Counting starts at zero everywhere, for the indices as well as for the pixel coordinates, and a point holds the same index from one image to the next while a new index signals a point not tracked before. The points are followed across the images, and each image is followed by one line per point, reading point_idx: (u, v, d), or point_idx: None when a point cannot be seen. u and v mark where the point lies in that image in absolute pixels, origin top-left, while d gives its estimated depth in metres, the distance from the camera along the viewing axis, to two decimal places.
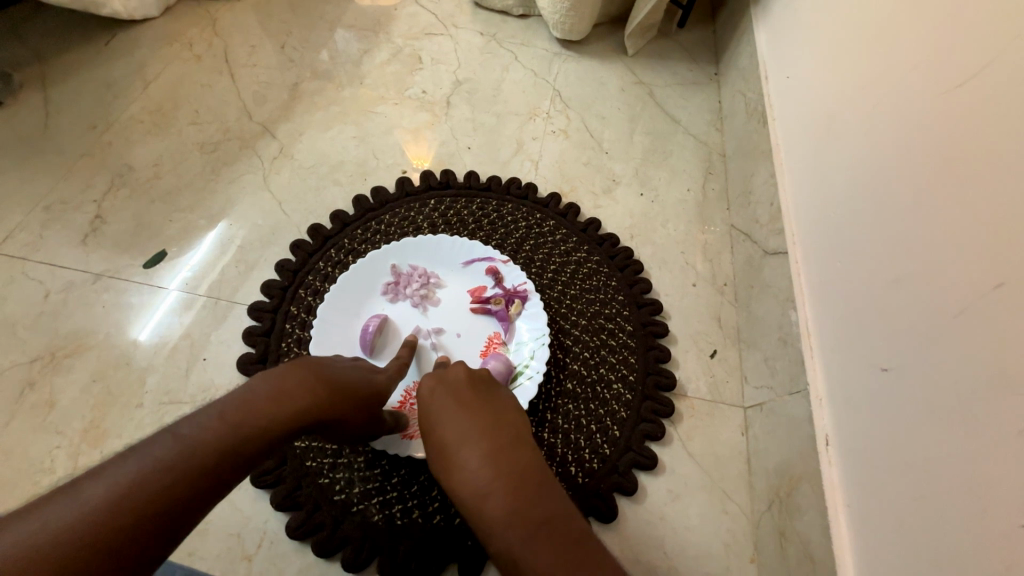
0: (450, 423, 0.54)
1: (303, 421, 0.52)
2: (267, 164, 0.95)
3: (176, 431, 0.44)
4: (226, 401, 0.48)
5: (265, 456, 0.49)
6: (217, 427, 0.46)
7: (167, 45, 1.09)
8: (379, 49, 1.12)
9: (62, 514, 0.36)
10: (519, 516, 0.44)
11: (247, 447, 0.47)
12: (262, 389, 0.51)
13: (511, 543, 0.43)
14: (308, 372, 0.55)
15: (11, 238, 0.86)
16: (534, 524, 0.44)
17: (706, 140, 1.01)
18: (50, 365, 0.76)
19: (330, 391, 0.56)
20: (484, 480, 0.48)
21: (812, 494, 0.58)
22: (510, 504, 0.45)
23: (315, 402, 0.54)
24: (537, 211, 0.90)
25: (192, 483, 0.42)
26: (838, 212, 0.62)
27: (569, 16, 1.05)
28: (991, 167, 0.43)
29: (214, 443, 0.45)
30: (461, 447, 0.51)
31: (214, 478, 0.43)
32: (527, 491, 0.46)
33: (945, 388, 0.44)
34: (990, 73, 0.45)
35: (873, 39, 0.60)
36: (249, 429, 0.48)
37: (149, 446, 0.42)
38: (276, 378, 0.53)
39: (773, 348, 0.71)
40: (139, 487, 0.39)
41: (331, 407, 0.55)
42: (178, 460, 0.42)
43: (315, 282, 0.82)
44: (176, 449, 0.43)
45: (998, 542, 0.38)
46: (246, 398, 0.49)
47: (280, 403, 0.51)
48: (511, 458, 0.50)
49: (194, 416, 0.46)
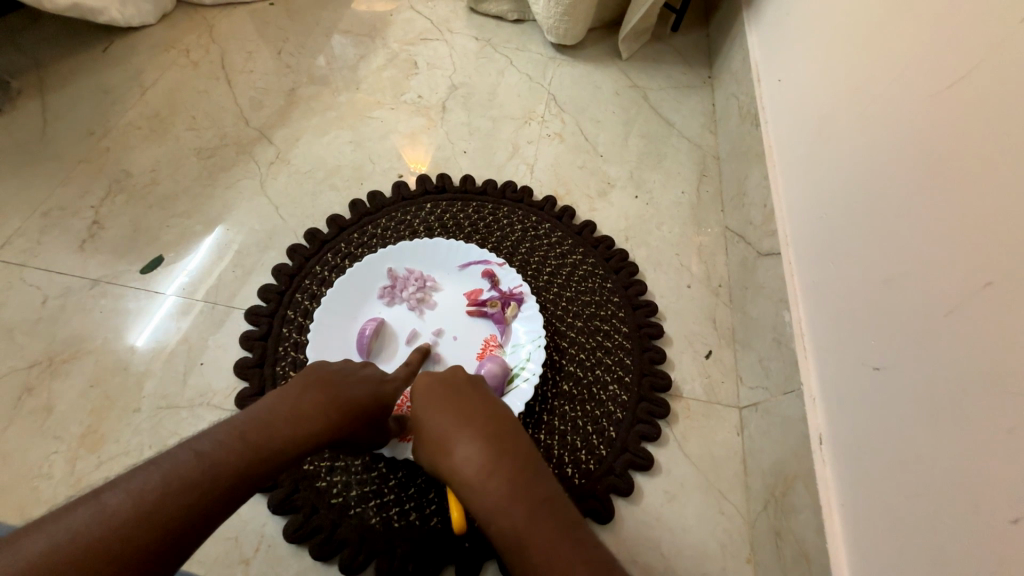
0: (448, 414, 0.54)
1: (316, 442, 0.53)
2: (264, 169, 0.96)
3: (197, 448, 0.45)
4: (244, 421, 0.50)
5: (277, 475, 0.50)
6: (235, 447, 0.47)
7: (164, 51, 1.10)
8: (376, 54, 1.13)
9: (83, 525, 0.37)
10: (527, 499, 0.45)
11: (262, 467, 0.48)
12: (278, 410, 0.52)
13: (516, 524, 0.43)
14: (323, 392, 0.56)
15: (9, 244, 0.86)
16: (537, 508, 0.44)
17: (700, 143, 1.02)
18: (48, 370, 0.76)
19: (345, 411, 0.56)
20: (484, 462, 0.48)
21: (807, 493, 0.58)
22: (518, 484, 0.46)
23: (328, 423, 0.54)
24: (532, 214, 0.91)
25: (207, 499, 0.43)
26: (830, 215, 0.62)
27: (564, 20, 1.06)
28: (982, 167, 0.44)
29: (232, 463, 0.46)
30: (460, 436, 0.51)
31: (228, 497, 0.44)
32: (527, 477, 0.46)
33: (936, 387, 0.45)
34: (980, 73, 0.45)
35: (865, 40, 0.61)
36: (266, 451, 0.49)
37: (170, 459, 0.43)
38: (293, 399, 0.54)
39: (767, 348, 0.72)
40: (159, 504, 0.40)
41: (343, 427, 0.56)
42: (196, 478, 0.43)
43: (313, 286, 0.82)
44: (194, 466, 0.44)
45: (991, 540, 0.38)
46: (263, 418, 0.51)
47: (295, 423, 0.52)
48: (508, 444, 0.50)
49: (213, 433, 0.47)
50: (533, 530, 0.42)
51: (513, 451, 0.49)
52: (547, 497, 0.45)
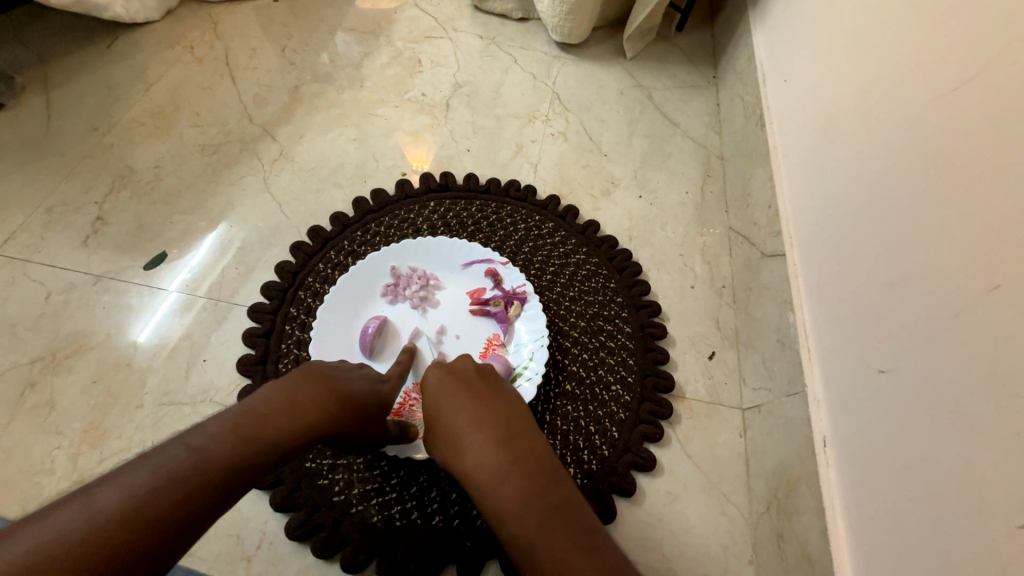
0: (461, 412, 0.54)
1: (314, 434, 0.53)
2: (268, 166, 0.96)
3: (189, 443, 0.45)
4: (238, 414, 0.49)
5: (274, 467, 0.50)
6: (229, 441, 0.47)
7: (168, 48, 1.10)
8: (380, 51, 1.13)
9: (71, 523, 0.37)
10: (539, 504, 0.44)
11: (256, 460, 0.48)
12: (273, 402, 0.52)
13: (529, 530, 0.43)
14: (317, 384, 0.56)
15: (12, 240, 0.86)
16: (549, 513, 0.43)
17: (705, 143, 1.02)
18: (50, 366, 0.76)
19: (342, 403, 0.57)
20: (498, 466, 0.48)
21: (810, 495, 0.58)
22: (531, 489, 0.45)
23: (324, 416, 0.55)
24: (536, 213, 0.91)
25: (201, 493, 0.43)
26: (835, 216, 0.62)
27: (568, 19, 1.05)
28: (990, 169, 0.43)
29: (224, 456, 0.46)
30: (473, 436, 0.51)
31: (223, 490, 0.44)
32: (543, 482, 0.46)
33: (943, 389, 0.44)
34: (988, 74, 0.45)
35: (872, 40, 0.60)
36: (261, 445, 0.49)
37: (162, 454, 0.43)
38: (286, 391, 0.54)
39: (771, 349, 0.72)
40: (150, 500, 0.40)
41: (341, 419, 0.56)
42: (189, 473, 0.43)
43: (315, 284, 0.82)
44: (186, 462, 0.43)
45: (996, 543, 0.38)
46: (258, 410, 0.50)
47: (291, 416, 0.52)
48: (523, 446, 0.50)
49: (206, 426, 0.47)
50: (546, 536, 0.42)
51: (527, 454, 0.49)
52: (558, 501, 0.45)
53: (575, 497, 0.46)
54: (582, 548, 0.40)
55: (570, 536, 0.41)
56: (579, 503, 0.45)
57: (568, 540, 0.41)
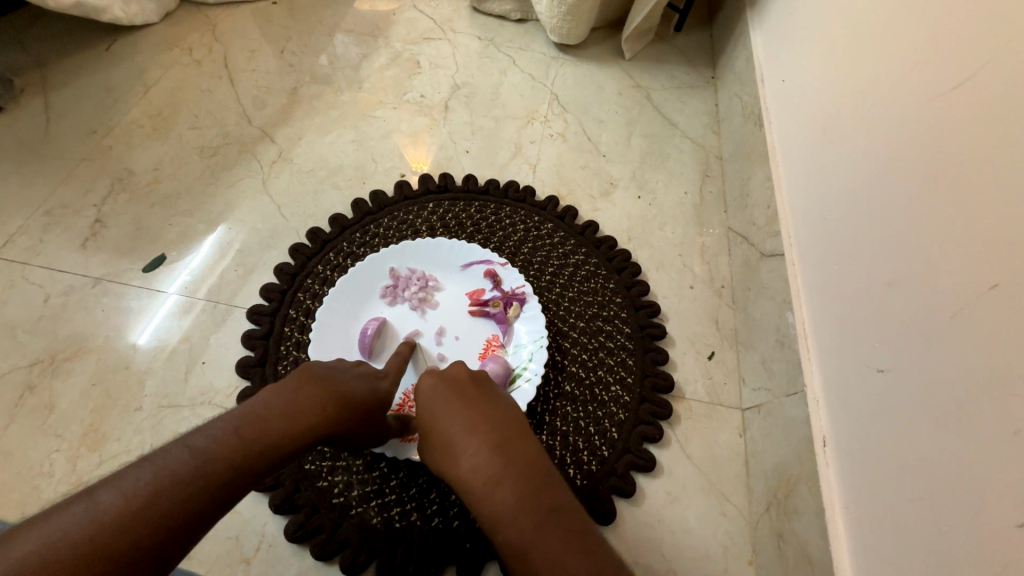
0: (455, 418, 0.54)
1: (314, 436, 0.53)
2: (267, 168, 0.96)
3: (191, 445, 0.45)
4: (239, 416, 0.49)
5: (275, 470, 0.50)
6: (230, 444, 0.47)
7: (167, 50, 1.10)
8: (378, 53, 1.13)
9: (74, 524, 0.37)
10: (535, 507, 0.44)
11: (257, 461, 0.48)
12: (273, 405, 0.52)
13: (524, 534, 0.43)
14: (318, 386, 0.56)
15: (11, 242, 0.86)
16: (545, 516, 0.43)
17: (703, 143, 1.02)
18: (49, 369, 0.76)
19: (342, 405, 0.57)
20: (492, 470, 0.48)
21: (809, 495, 0.58)
22: (526, 493, 0.45)
23: (324, 418, 0.55)
24: (535, 214, 0.91)
25: (203, 495, 0.43)
26: (834, 216, 0.62)
27: (567, 20, 1.05)
28: (989, 169, 0.43)
29: (226, 459, 0.46)
30: (467, 441, 0.51)
31: (224, 492, 0.44)
32: (537, 484, 0.46)
33: (944, 390, 0.44)
34: (986, 74, 0.45)
35: (870, 40, 0.60)
36: (262, 447, 0.48)
37: (164, 456, 0.43)
38: (287, 394, 0.54)
39: (770, 349, 0.71)
40: (151, 502, 0.40)
41: (341, 421, 0.56)
42: (190, 475, 0.43)
43: (315, 285, 0.82)
44: (187, 464, 0.43)
45: (997, 543, 0.38)
46: (259, 413, 0.51)
47: (291, 419, 0.52)
48: (517, 450, 0.49)
49: (208, 429, 0.47)
50: (543, 540, 0.42)
51: (523, 458, 0.49)
52: (554, 504, 0.44)
53: (570, 499, 0.46)
54: (579, 552, 0.40)
55: (566, 540, 0.41)
56: (575, 505, 0.45)
57: (565, 544, 0.41)
